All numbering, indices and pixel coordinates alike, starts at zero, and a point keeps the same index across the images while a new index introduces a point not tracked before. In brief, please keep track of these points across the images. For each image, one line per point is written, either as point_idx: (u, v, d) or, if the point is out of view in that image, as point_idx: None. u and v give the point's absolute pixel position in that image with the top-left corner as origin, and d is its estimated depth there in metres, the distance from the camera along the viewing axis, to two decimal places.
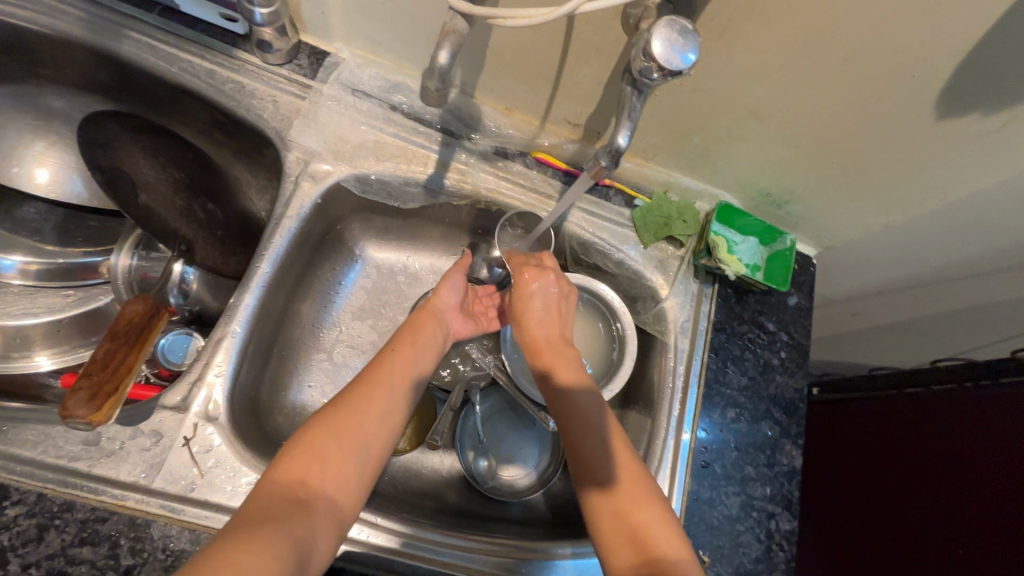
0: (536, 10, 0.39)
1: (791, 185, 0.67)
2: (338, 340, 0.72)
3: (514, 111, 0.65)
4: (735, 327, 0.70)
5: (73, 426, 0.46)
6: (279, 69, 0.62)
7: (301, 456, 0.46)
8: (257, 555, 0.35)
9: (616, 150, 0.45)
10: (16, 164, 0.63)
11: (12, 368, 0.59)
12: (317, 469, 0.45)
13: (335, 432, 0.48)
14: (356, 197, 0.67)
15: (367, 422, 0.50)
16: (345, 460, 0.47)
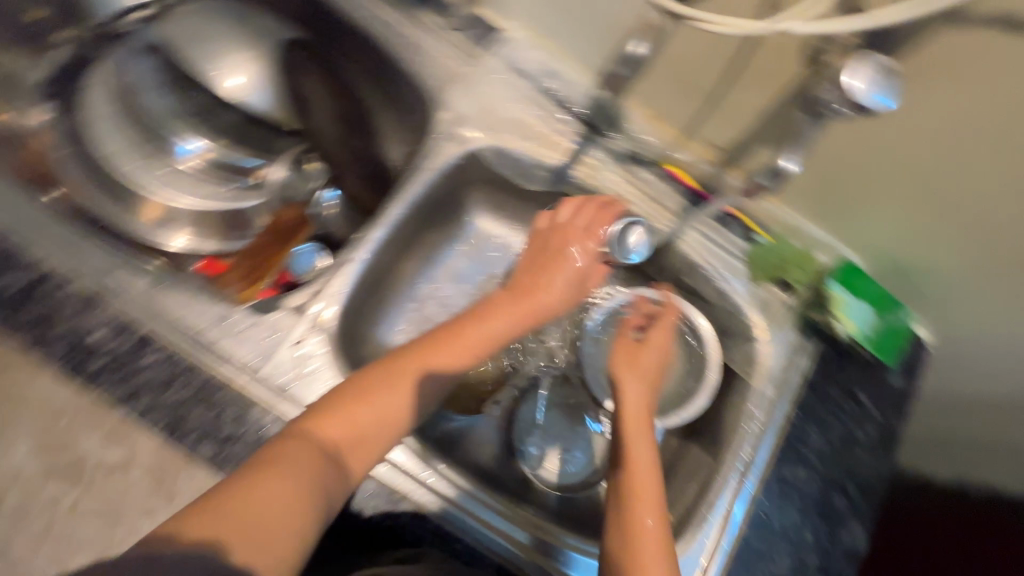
0: (740, 21, 0.40)
1: (928, 261, 0.63)
2: (432, 294, 0.76)
3: (660, 120, 0.66)
4: (827, 389, 0.67)
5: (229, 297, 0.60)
6: (454, 34, 0.67)
7: (336, 417, 0.48)
8: (269, 500, 0.42)
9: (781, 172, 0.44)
10: (213, 66, 0.64)
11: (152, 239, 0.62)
12: (349, 433, 0.48)
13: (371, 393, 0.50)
14: (488, 166, 0.70)
15: (400, 398, 0.52)
16: (377, 428, 0.50)
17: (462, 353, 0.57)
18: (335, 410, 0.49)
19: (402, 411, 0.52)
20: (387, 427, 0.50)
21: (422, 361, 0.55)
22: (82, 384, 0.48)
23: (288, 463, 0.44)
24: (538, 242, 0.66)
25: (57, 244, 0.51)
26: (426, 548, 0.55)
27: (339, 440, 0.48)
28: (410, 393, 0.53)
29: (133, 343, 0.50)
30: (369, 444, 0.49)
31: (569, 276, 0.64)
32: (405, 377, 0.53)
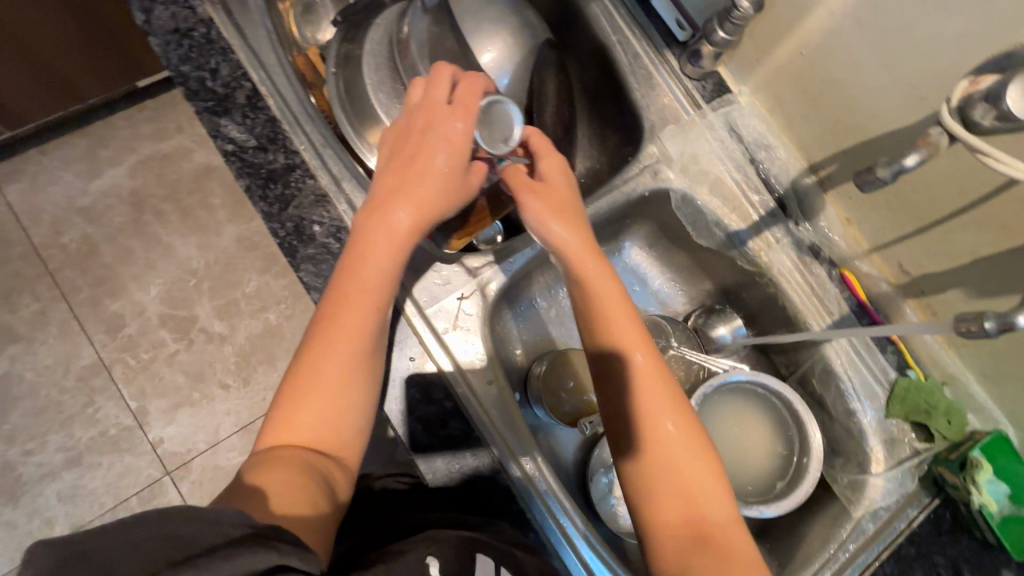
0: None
1: None
2: None
3: (853, 227, 0.67)
4: (930, 551, 0.63)
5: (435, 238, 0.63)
6: (688, 81, 0.70)
7: (300, 410, 0.47)
8: (275, 483, 0.42)
9: (1012, 323, 0.41)
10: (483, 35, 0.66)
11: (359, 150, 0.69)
12: (318, 417, 0.47)
13: (311, 373, 0.48)
14: (668, 208, 0.73)
15: (356, 339, 0.49)
16: (348, 389, 0.48)
17: (389, 257, 0.51)
18: (294, 408, 0.47)
19: (361, 345, 0.49)
20: (357, 384, 0.49)
21: (374, 290, 0.50)
22: (291, 262, 0.55)
23: (275, 470, 0.43)
24: (403, 123, 0.54)
25: (313, 143, 0.60)
26: (502, 518, 0.56)
27: (309, 439, 0.47)
28: (364, 332, 0.49)
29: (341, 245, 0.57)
30: (334, 427, 0.48)
31: (459, 135, 0.52)
32: (356, 325, 0.49)
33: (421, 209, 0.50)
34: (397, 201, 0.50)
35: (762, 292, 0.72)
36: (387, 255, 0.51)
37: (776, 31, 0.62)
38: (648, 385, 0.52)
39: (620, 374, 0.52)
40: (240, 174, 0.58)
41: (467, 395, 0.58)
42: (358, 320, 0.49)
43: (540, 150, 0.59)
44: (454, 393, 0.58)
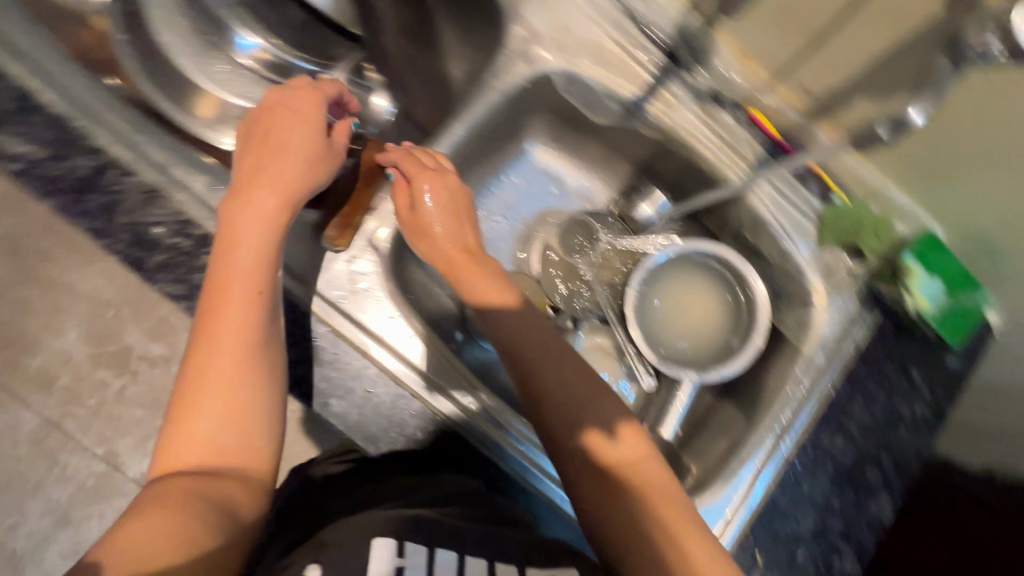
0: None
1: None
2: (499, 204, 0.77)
3: (751, 59, 0.61)
4: (879, 364, 0.65)
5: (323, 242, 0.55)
6: None
7: (189, 422, 0.42)
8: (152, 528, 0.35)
9: (907, 125, 0.41)
10: None
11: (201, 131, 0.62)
12: (209, 433, 0.42)
13: (199, 391, 0.42)
14: (555, 93, 0.65)
15: (231, 340, 0.43)
16: (237, 389, 0.43)
17: (257, 256, 0.45)
18: (181, 425, 0.42)
19: (241, 347, 0.43)
20: (248, 390, 0.43)
21: (245, 292, 0.44)
22: (143, 277, 0.49)
23: (156, 506, 0.37)
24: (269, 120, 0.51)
25: (117, 133, 0.50)
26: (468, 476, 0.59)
27: (200, 458, 0.41)
28: (245, 330, 0.43)
29: (194, 242, 0.50)
30: (229, 439, 0.42)
31: (305, 127, 0.52)
32: (226, 325, 0.43)
33: (279, 199, 0.47)
34: (244, 193, 0.45)
35: (675, 157, 0.68)
36: (262, 247, 0.45)
37: None
38: (541, 357, 0.51)
39: (514, 352, 0.51)
40: (48, 193, 0.50)
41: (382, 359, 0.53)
42: (235, 317, 0.43)
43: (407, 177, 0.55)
44: (370, 357, 0.53)
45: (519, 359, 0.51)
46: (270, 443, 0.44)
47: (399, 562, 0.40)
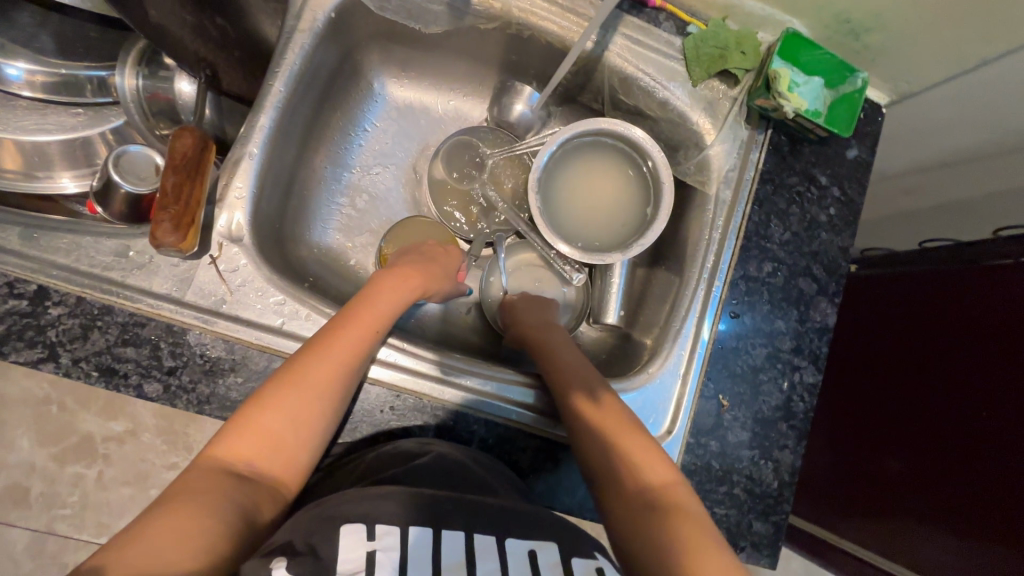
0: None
1: (876, 7, 0.57)
2: (370, 156, 0.71)
3: None
4: (783, 179, 0.64)
5: (165, 252, 0.47)
6: None
7: (261, 422, 0.43)
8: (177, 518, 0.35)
9: None
10: None
11: (38, 187, 0.60)
12: (280, 436, 0.44)
13: (277, 403, 0.44)
14: (374, 16, 0.60)
15: (324, 373, 0.46)
16: (313, 415, 0.45)
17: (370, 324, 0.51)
18: (250, 421, 0.43)
19: (330, 390, 0.46)
20: (321, 414, 0.46)
21: (347, 346, 0.48)
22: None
23: (201, 494, 0.38)
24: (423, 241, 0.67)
25: None
26: (422, 428, 0.56)
27: (253, 456, 0.42)
28: (341, 376, 0.47)
29: (29, 300, 0.46)
30: (290, 447, 0.44)
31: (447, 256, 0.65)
32: (324, 359, 0.47)
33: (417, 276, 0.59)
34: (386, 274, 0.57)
35: (523, 42, 0.63)
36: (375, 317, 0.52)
37: None
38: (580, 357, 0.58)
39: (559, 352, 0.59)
40: None
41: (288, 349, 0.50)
42: (336, 357, 0.47)
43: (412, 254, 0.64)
44: (273, 351, 0.49)
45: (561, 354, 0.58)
46: (308, 466, 0.46)
47: (371, 546, 0.38)
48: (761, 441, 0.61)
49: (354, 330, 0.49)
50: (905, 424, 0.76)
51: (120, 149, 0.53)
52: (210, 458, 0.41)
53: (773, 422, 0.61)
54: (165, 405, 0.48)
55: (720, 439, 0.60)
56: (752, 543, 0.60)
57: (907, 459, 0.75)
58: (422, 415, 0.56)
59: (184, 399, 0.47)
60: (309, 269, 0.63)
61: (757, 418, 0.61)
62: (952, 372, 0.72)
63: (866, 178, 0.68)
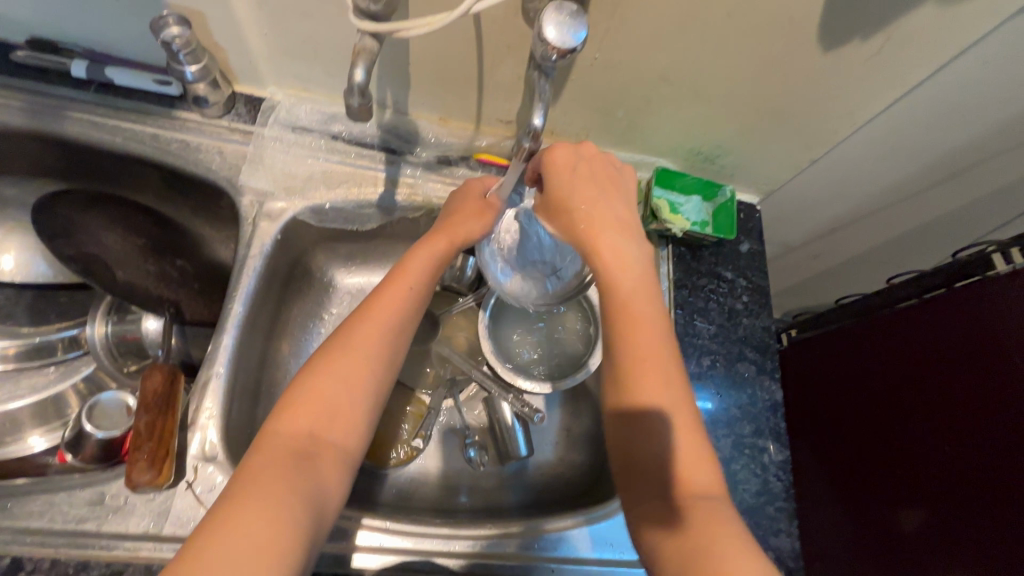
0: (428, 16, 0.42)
1: (717, 140, 0.71)
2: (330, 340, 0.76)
3: (449, 120, 0.69)
4: (695, 282, 0.74)
5: (142, 491, 0.49)
6: (220, 121, 0.66)
7: (322, 388, 0.47)
8: (252, 513, 0.38)
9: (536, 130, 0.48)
10: None
11: (8, 453, 0.61)
12: (343, 399, 0.48)
13: (339, 370, 0.48)
14: (315, 228, 0.70)
15: (371, 348, 0.50)
16: (363, 385, 0.49)
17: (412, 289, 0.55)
18: (306, 394, 0.47)
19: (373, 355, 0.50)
20: (372, 374, 0.50)
21: (391, 316, 0.52)
22: None
23: (274, 474, 0.42)
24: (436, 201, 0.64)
25: None
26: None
27: (316, 427, 0.46)
28: (384, 336, 0.51)
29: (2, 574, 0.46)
30: (348, 412, 0.48)
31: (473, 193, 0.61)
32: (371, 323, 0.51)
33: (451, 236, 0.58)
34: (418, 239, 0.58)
35: None
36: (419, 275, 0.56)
37: (229, 28, 0.58)
38: (647, 286, 0.49)
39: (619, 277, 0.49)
40: None
41: None
42: (382, 321, 0.52)
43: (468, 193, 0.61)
44: None
45: (629, 276, 0.49)
46: (365, 430, 0.49)
47: None
48: (754, 532, 0.62)
49: (392, 300, 0.53)
50: (899, 470, 0.81)
51: (94, 400, 0.55)
52: (279, 431, 0.45)
53: (760, 508, 0.63)
54: None
55: None
56: None
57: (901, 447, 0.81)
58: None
59: None
60: None
61: (743, 509, 0.63)
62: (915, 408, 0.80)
63: (765, 264, 0.78)
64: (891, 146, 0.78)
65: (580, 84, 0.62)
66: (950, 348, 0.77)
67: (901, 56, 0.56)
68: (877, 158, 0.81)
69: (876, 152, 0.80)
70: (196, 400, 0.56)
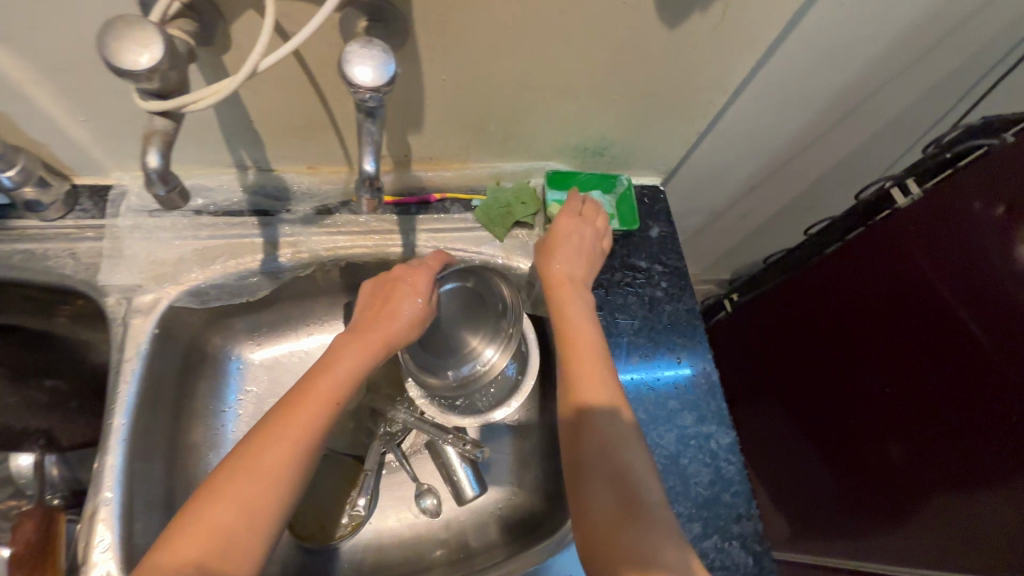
0: (218, 83, 0.38)
1: (599, 133, 0.69)
2: (247, 421, 0.71)
3: (319, 167, 0.65)
4: (610, 279, 0.72)
5: None
6: (64, 220, 0.60)
7: (214, 511, 0.43)
8: None
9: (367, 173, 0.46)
10: None
11: None
12: (235, 517, 0.43)
13: (233, 491, 0.44)
14: (200, 310, 0.65)
15: (274, 456, 0.46)
16: (259, 503, 0.45)
17: (332, 397, 0.51)
18: (198, 514, 0.44)
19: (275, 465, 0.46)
20: (271, 493, 0.45)
21: (298, 424, 0.48)
22: None
23: None
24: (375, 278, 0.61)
25: None
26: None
27: (202, 555, 0.42)
28: (292, 455, 0.47)
29: None
30: (241, 537, 0.43)
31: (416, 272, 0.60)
32: (276, 442, 0.47)
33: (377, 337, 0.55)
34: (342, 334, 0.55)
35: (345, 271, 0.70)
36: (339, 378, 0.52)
37: (41, 124, 0.52)
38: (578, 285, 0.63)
39: (573, 349, 0.58)
40: None
41: None
42: (290, 436, 0.47)
43: (387, 287, 0.59)
44: None
45: (578, 350, 0.58)
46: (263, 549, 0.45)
47: None
48: (714, 523, 0.61)
49: (305, 411, 0.49)
50: (883, 415, 0.87)
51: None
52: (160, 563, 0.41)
53: (716, 498, 0.62)
54: None
55: None
56: None
57: (910, 394, 0.81)
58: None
59: None
60: None
61: (699, 503, 0.61)
62: (875, 353, 0.85)
63: (678, 244, 0.76)
64: (776, 101, 0.77)
65: (438, 108, 0.59)
66: (890, 292, 0.81)
67: (747, 20, 0.54)
68: (766, 115, 0.81)
69: (764, 110, 0.79)
70: (87, 534, 0.50)
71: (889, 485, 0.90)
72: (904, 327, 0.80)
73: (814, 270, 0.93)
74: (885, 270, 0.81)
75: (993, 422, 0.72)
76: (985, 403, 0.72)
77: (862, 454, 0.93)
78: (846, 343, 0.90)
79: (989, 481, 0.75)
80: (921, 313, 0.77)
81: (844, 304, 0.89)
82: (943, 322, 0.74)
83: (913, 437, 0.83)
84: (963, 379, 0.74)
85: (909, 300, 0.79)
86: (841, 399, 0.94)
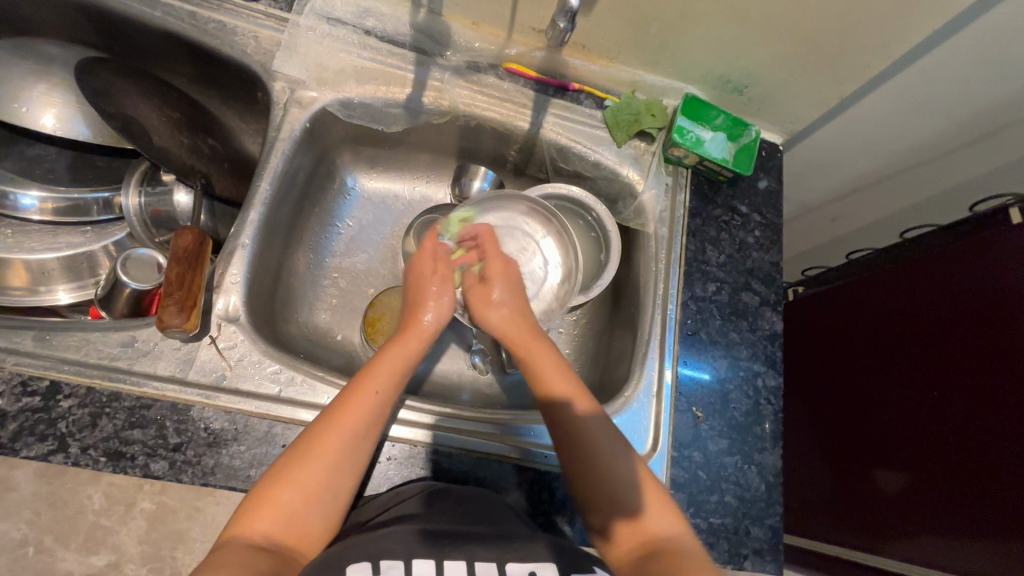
0: None
1: (748, 68, 0.70)
2: (347, 239, 0.79)
3: (482, 26, 0.69)
4: (709, 211, 0.75)
5: (171, 335, 0.52)
6: (256, 4, 0.66)
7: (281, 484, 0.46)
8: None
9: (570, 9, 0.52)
10: (21, 103, 0.66)
11: (40, 300, 0.69)
12: (300, 490, 0.46)
13: (290, 470, 0.47)
14: (342, 122, 0.71)
15: (328, 439, 0.48)
16: (321, 474, 0.47)
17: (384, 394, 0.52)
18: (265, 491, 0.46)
19: (329, 472, 0.47)
20: (331, 467, 0.47)
21: (355, 410, 0.50)
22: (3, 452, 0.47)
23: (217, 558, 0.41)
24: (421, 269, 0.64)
25: None
26: (418, 478, 0.58)
27: (274, 523, 0.44)
28: (346, 442, 0.48)
29: (42, 396, 0.49)
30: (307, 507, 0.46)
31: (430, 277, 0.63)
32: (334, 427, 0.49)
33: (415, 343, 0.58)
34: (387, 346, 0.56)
35: (471, 131, 0.75)
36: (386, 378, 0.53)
37: None
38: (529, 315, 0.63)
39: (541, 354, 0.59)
40: None
41: (287, 414, 0.53)
42: (344, 425, 0.49)
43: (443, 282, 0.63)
44: (274, 417, 0.53)
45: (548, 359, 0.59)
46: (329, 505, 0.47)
47: None
48: (740, 446, 0.65)
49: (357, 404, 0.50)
50: (892, 429, 0.85)
51: (129, 253, 0.61)
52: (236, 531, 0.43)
53: (748, 426, 0.66)
54: (171, 482, 0.50)
55: (702, 450, 0.65)
56: (754, 550, 0.62)
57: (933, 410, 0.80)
58: (418, 465, 0.58)
59: (190, 473, 0.50)
60: (298, 343, 0.69)
61: (731, 424, 0.66)
62: (916, 367, 0.83)
63: (781, 203, 0.78)
64: (923, 98, 0.77)
65: None
66: (951, 315, 0.80)
67: None
68: (907, 110, 0.80)
69: (910, 101, 0.78)
70: (220, 267, 0.58)
71: (876, 505, 0.87)
72: (957, 352, 0.78)
73: (886, 276, 0.92)
74: (952, 291, 0.80)
75: (999, 460, 0.70)
76: (1007, 428, 0.70)
77: (860, 468, 0.90)
78: (889, 353, 0.89)
79: (975, 504, 0.72)
80: (985, 336, 0.75)
81: (901, 319, 0.87)
82: (1001, 336, 0.73)
83: (916, 463, 0.81)
84: (998, 396, 0.72)
85: (974, 320, 0.77)
86: (863, 410, 0.92)
